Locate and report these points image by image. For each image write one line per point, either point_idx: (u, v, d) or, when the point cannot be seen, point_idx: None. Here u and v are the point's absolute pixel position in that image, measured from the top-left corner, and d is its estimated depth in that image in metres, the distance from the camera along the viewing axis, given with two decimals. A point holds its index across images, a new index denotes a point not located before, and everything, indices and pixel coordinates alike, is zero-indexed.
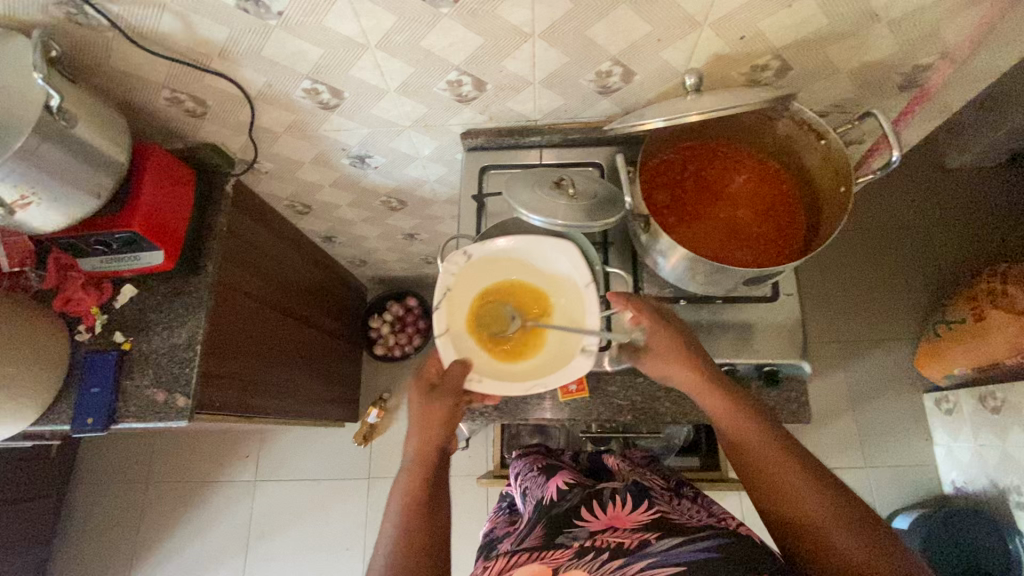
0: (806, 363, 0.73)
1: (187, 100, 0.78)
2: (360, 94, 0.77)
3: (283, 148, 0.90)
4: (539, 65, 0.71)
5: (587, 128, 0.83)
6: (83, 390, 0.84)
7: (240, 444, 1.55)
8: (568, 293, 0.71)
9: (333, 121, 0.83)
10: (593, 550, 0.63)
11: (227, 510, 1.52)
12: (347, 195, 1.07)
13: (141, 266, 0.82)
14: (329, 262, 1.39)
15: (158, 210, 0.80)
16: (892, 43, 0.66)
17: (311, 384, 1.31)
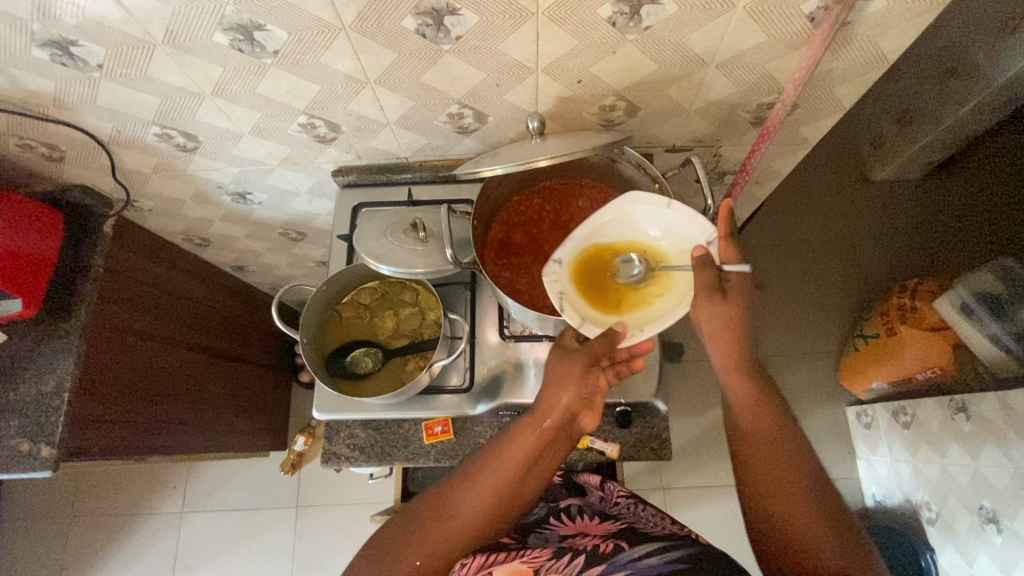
0: (660, 401, 0.72)
1: (40, 146, 0.76)
2: (216, 137, 0.76)
3: (158, 187, 0.89)
4: (387, 109, 0.71)
5: (456, 165, 0.83)
6: None
7: (167, 474, 1.53)
8: (663, 237, 0.61)
9: (199, 162, 0.82)
10: (571, 556, 0.70)
11: (150, 543, 1.48)
12: (242, 228, 1.06)
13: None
14: (246, 291, 1.38)
15: (16, 257, 0.78)
16: (727, 85, 0.66)
17: (226, 416, 1.28)
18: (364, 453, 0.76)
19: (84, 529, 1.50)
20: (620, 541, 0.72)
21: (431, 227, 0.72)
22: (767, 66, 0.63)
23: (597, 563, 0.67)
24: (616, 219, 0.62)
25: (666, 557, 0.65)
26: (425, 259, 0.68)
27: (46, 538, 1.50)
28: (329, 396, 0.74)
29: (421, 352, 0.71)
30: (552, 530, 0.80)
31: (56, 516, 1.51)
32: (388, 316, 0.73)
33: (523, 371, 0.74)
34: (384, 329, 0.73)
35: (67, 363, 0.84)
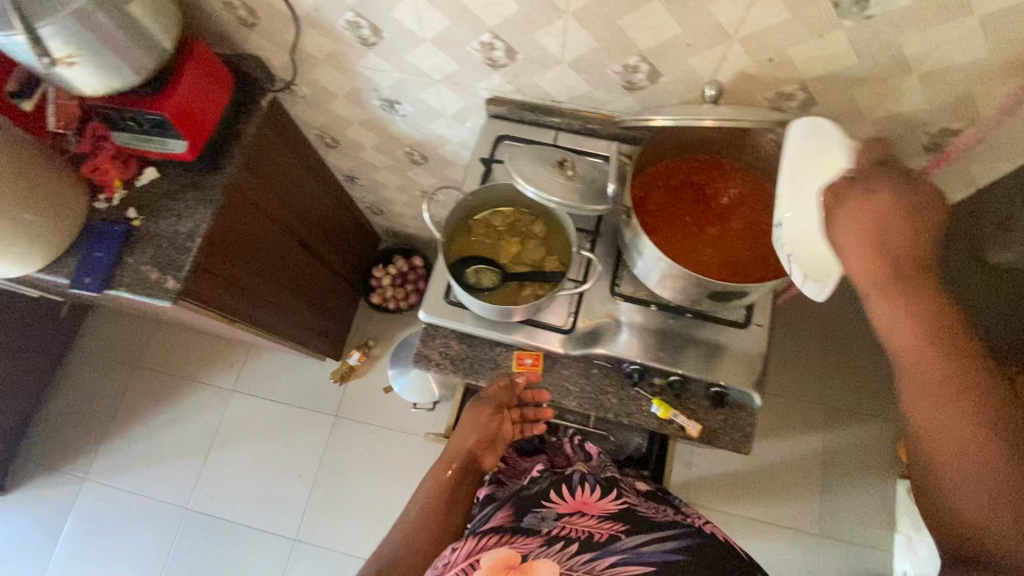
0: (756, 394, 0.72)
1: (241, 8, 0.82)
2: (398, 37, 0.80)
3: (321, 75, 0.94)
4: (569, 46, 0.73)
5: (607, 121, 0.83)
6: (89, 251, 0.89)
7: (230, 351, 1.63)
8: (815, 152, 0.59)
9: (370, 60, 0.87)
10: (565, 544, 0.69)
11: (199, 409, 1.59)
12: (374, 137, 1.11)
13: (166, 151, 0.87)
14: (348, 204, 1.44)
15: (193, 104, 0.84)
16: (919, 99, 0.65)
17: (302, 312, 1.35)
18: (453, 364, 0.79)
19: (147, 380, 1.62)
20: (614, 527, 0.73)
21: (579, 167, 0.74)
22: (970, 87, 0.61)
23: (586, 548, 0.68)
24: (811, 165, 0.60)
25: (665, 549, 0.69)
26: (566, 191, 0.70)
27: (114, 377, 1.62)
28: (440, 300, 0.78)
29: (539, 280, 0.73)
30: (550, 508, 0.77)
31: (126, 359, 1.64)
32: (513, 241, 0.75)
33: (621, 331, 0.76)
34: (507, 251, 0.75)
35: (207, 211, 0.91)
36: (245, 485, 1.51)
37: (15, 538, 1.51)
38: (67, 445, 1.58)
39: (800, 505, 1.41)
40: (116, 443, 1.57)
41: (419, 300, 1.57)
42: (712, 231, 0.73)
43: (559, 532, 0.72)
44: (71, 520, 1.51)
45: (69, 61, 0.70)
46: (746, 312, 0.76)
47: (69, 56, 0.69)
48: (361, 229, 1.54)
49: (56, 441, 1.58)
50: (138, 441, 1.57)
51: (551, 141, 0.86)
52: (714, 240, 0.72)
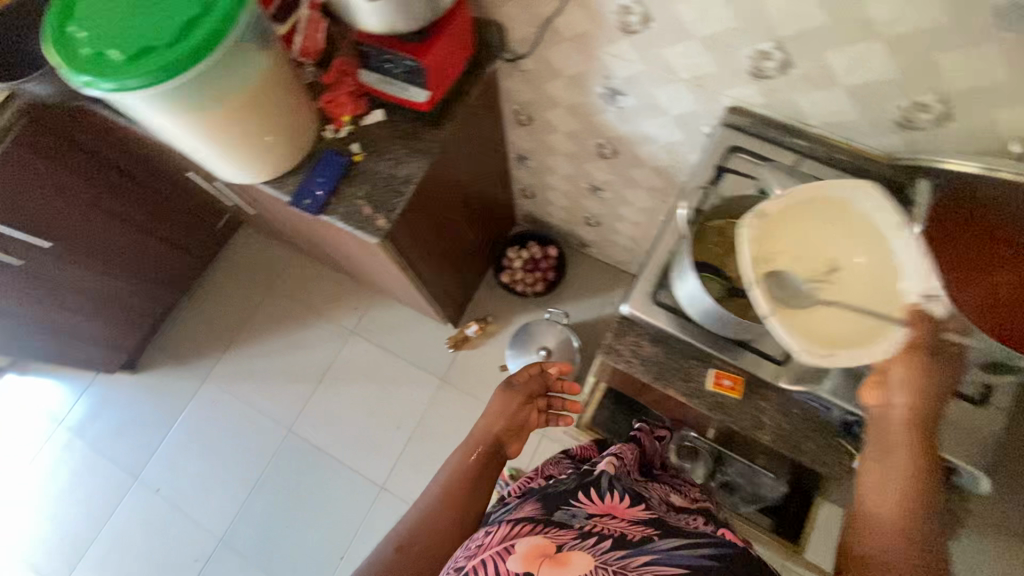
0: (985, 480, 0.69)
1: None
2: (665, 30, 0.79)
3: (556, 54, 0.95)
4: (859, 70, 0.70)
5: (859, 156, 0.79)
6: (311, 176, 0.95)
7: (355, 295, 1.70)
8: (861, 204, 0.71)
9: (620, 48, 0.87)
10: (597, 540, 0.63)
11: (316, 342, 1.67)
12: (573, 123, 1.12)
13: (405, 98, 0.90)
14: (507, 181, 1.46)
15: (444, 59, 0.86)
16: None
17: (444, 275, 1.38)
18: (644, 365, 0.78)
19: (276, 303, 1.72)
20: (648, 530, 0.65)
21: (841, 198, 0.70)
22: None
23: (622, 545, 0.62)
24: (861, 207, 0.71)
25: (701, 555, 0.60)
26: None
27: (248, 294, 1.74)
28: (645, 299, 0.79)
29: (775, 303, 0.71)
30: (578, 506, 0.71)
31: (258, 282, 1.75)
32: (741, 259, 0.77)
33: (831, 376, 0.72)
34: (736, 270, 0.78)
35: (420, 160, 0.95)
36: (345, 423, 1.58)
37: (134, 417, 1.64)
38: (192, 347, 1.69)
39: None
40: (238, 354, 1.68)
41: (546, 289, 1.58)
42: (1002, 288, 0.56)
43: (591, 529, 0.66)
44: (183, 418, 1.62)
45: None
46: (981, 391, 0.72)
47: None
48: (507, 208, 1.57)
49: (183, 342, 1.70)
50: (257, 358, 1.67)
51: (793, 164, 0.82)
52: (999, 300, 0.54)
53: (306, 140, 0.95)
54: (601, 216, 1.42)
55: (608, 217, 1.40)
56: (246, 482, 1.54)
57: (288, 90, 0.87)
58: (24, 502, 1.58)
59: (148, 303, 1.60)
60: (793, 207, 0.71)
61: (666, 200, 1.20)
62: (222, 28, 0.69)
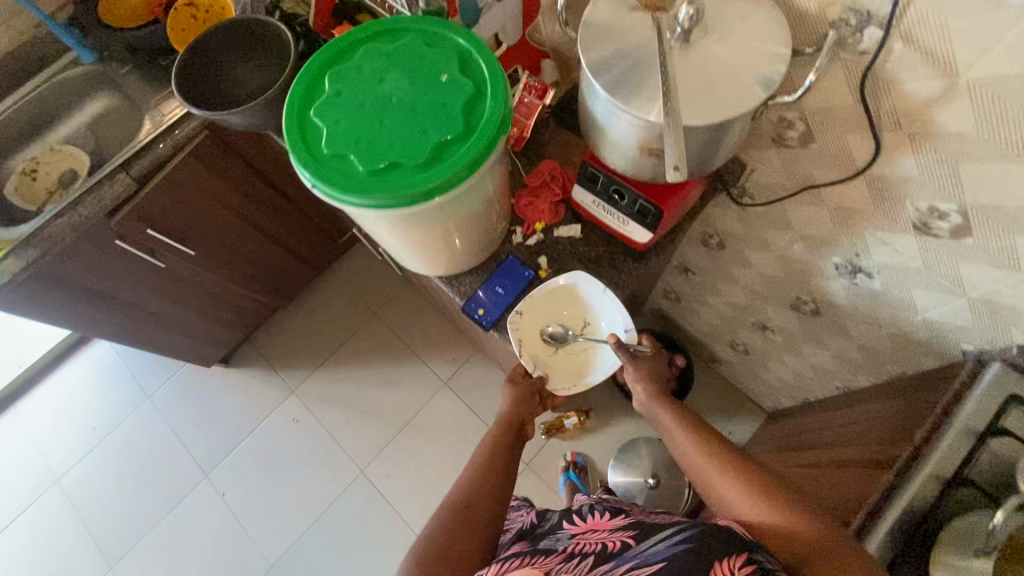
0: None
1: (794, 132, 0.70)
2: (982, 249, 0.64)
3: (801, 212, 0.81)
4: None
5: None
6: (489, 283, 0.86)
7: (457, 345, 1.62)
8: (568, 297, 0.85)
9: (897, 239, 0.72)
10: (579, 558, 0.67)
11: (406, 384, 1.60)
12: (775, 269, 0.98)
13: (621, 232, 0.79)
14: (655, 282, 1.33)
15: (681, 205, 0.75)
16: None
17: None
18: None
19: (376, 331, 1.66)
20: (626, 535, 0.67)
21: None
22: None
23: (604, 558, 0.65)
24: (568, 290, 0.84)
25: (673, 540, 0.60)
26: None
27: (350, 315, 1.69)
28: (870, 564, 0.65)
29: None
30: (563, 533, 0.77)
31: (361, 306, 1.69)
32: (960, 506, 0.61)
33: None
34: None
35: (615, 294, 0.85)
36: (419, 481, 1.50)
37: (217, 412, 1.62)
38: (284, 356, 1.67)
39: None
40: (327, 375, 1.63)
41: None
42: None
43: (573, 549, 0.70)
44: (261, 428, 1.59)
45: (651, 153, 0.62)
46: None
47: (661, 151, 0.61)
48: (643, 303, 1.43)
49: (276, 348, 1.67)
50: (346, 384, 1.62)
51: None
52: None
53: (492, 244, 0.86)
54: (753, 349, 1.27)
55: (762, 351, 1.25)
56: (309, 513, 1.49)
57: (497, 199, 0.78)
58: (98, 468, 1.60)
59: (257, 306, 1.57)
60: (567, 299, 0.85)
61: (853, 370, 1.04)
62: (474, 162, 0.60)
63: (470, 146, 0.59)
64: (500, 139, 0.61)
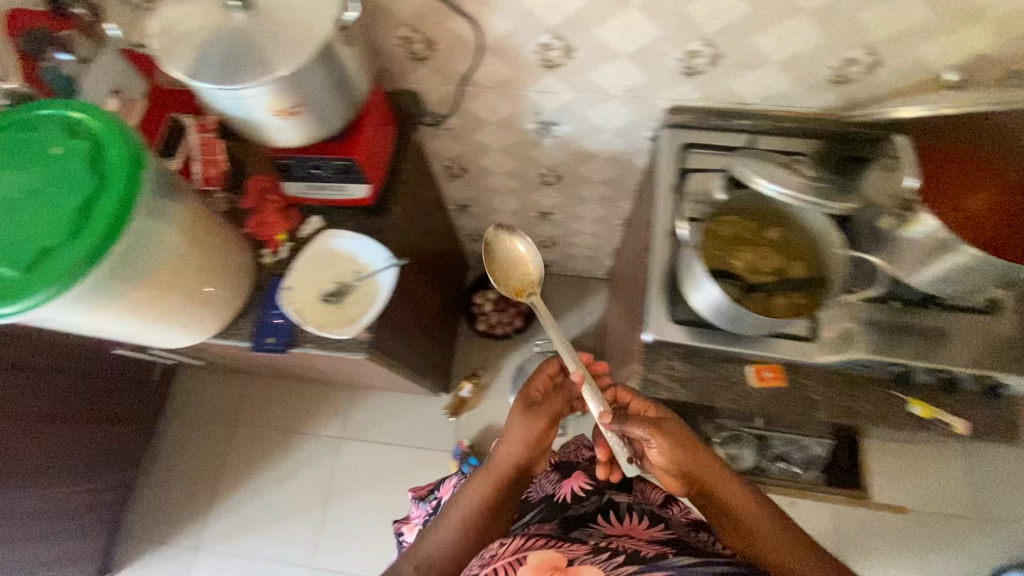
0: None
1: (556, 48, 0.77)
2: (738, 63, 0.75)
3: (597, 111, 0.90)
4: (954, 52, 0.68)
5: (807, 117, 0.81)
6: (345, 311, 0.82)
7: (371, 400, 1.57)
8: (370, 277, 0.83)
9: (680, 89, 0.81)
10: (609, 555, 0.66)
11: (341, 467, 1.53)
12: (608, 170, 1.07)
13: (344, 197, 0.83)
14: (453, 235, 1.42)
15: (372, 144, 0.80)
16: None
17: (425, 350, 1.32)
18: (824, 400, 0.74)
19: (294, 441, 1.56)
20: (666, 549, 0.67)
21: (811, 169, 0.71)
22: None
23: (634, 560, 0.65)
24: (363, 267, 0.84)
25: None
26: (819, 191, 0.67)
27: (256, 442, 1.57)
28: (806, 345, 0.73)
29: (800, 288, 0.69)
30: (597, 529, 0.76)
31: (290, 427, 1.57)
32: (750, 250, 0.72)
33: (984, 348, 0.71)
34: (766, 265, 0.71)
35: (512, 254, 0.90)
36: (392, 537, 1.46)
37: None
38: (196, 517, 1.52)
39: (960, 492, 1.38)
40: (256, 505, 1.52)
41: (524, 324, 1.53)
42: (959, 217, 0.64)
43: (605, 546, 0.69)
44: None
45: (293, 112, 0.67)
46: (988, 299, 0.73)
47: (292, 105, 0.65)
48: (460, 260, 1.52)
49: (195, 518, 1.52)
50: (254, 501, 1.52)
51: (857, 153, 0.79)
52: (966, 210, 0.64)
53: (241, 269, 0.84)
54: None
55: None
56: None
57: (206, 231, 0.78)
58: None
59: (101, 488, 1.40)
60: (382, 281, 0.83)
61: None
62: (122, 211, 0.61)
63: (110, 199, 0.61)
64: (143, 173, 0.64)
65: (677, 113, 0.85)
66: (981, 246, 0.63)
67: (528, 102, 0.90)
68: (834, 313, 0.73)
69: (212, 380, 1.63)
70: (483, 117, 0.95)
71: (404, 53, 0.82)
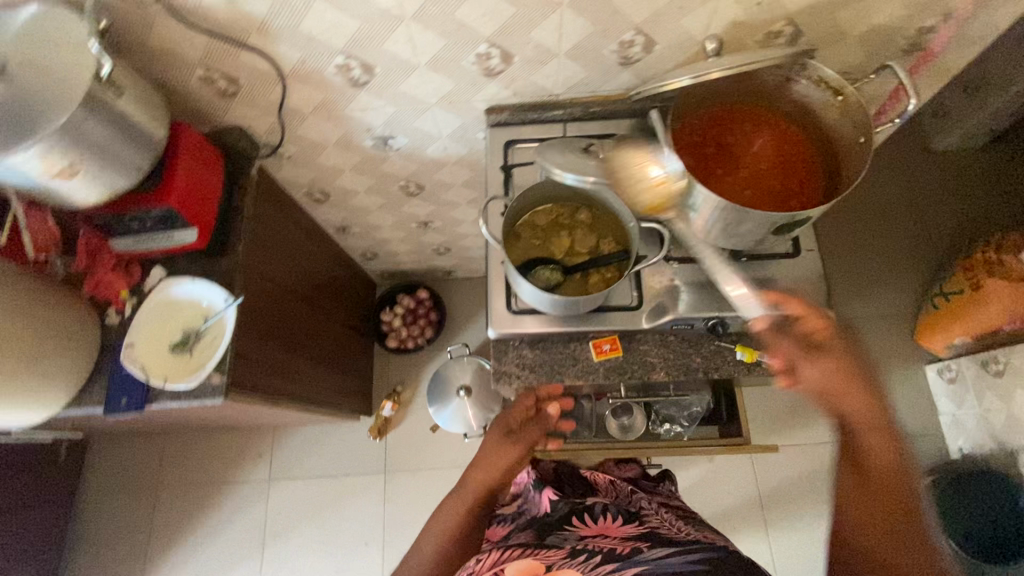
0: (832, 313, 0.75)
1: (356, 68, 0.78)
2: (530, 58, 0.78)
3: (424, 122, 0.91)
4: (714, 24, 0.73)
5: (609, 101, 0.86)
6: (195, 359, 0.83)
7: (293, 437, 1.55)
8: (203, 315, 0.84)
9: (488, 89, 0.84)
10: (587, 554, 0.73)
11: (269, 509, 1.50)
12: (463, 173, 1.09)
13: (173, 244, 0.82)
14: (344, 257, 1.41)
15: (192, 188, 0.80)
16: (1017, 9, 0.72)
17: (330, 377, 1.31)
18: (663, 360, 0.78)
19: (217, 494, 1.52)
20: (636, 543, 0.75)
21: (605, 149, 0.75)
22: None
23: (611, 558, 0.71)
24: (195, 308, 0.85)
25: (686, 560, 0.67)
26: (606, 170, 0.71)
27: (177, 501, 1.52)
28: (630, 313, 0.77)
29: (607, 263, 0.73)
30: (571, 531, 0.84)
31: (215, 477, 1.53)
32: (563, 233, 0.76)
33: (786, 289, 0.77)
34: (582, 245, 0.75)
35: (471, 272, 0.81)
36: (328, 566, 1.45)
37: None
38: None
39: None
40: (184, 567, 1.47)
41: (436, 332, 1.54)
42: (748, 192, 0.73)
43: (583, 547, 0.76)
44: None
45: (70, 172, 0.66)
46: (794, 241, 0.79)
47: (67, 167, 0.65)
48: (360, 279, 1.52)
49: None
50: (183, 563, 1.47)
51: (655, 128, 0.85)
52: (748, 178, 0.73)
53: (85, 336, 0.83)
54: None
55: None
56: None
57: (32, 305, 0.77)
58: None
59: None
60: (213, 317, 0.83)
61: None
62: None
63: None
64: None
65: (498, 111, 0.88)
66: (760, 198, 0.71)
67: (355, 121, 0.90)
68: (650, 278, 0.79)
69: (126, 445, 1.56)
70: (319, 142, 0.95)
71: (212, 93, 0.82)
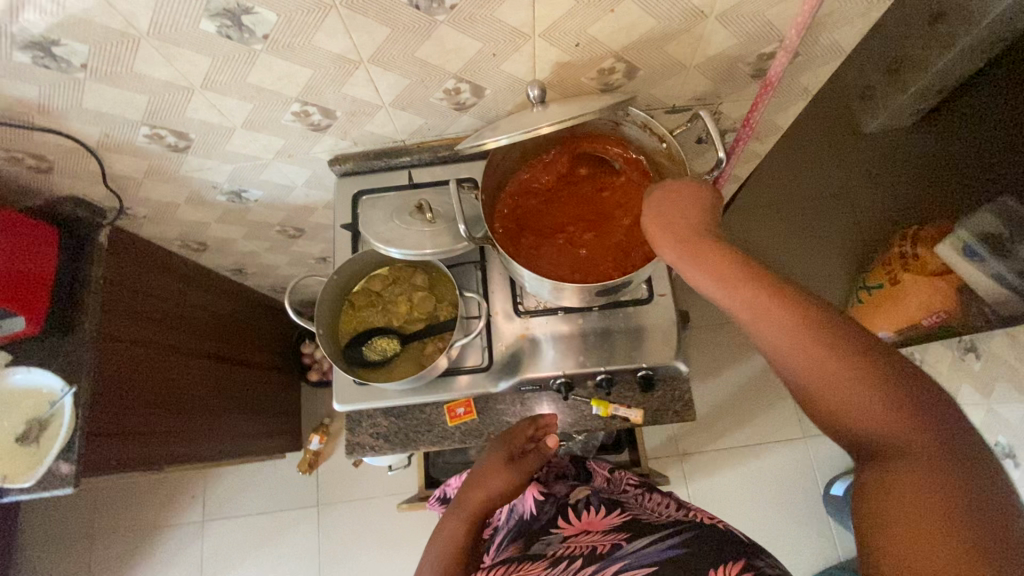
0: (681, 363, 0.73)
1: (168, 135, 0.73)
2: (355, 111, 0.73)
3: (271, 175, 0.86)
4: (539, 66, 0.68)
5: (455, 145, 0.81)
6: (35, 452, 0.80)
7: (222, 477, 1.53)
8: (43, 400, 0.81)
9: (324, 142, 0.79)
10: (569, 564, 0.63)
11: (201, 552, 1.48)
12: None
13: (4, 333, 0.79)
14: (249, 294, 1.36)
15: (14, 275, 0.76)
16: (856, 29, 0.67)
17: (244, 421, 1.28)
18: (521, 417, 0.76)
19: (146, 540, 1.49)
20: (618, 537, 0.65)
21: (438, 206, 0.71)
22: None
23: (592, 561, 0.61)
24: (34, 392, 0.81)
25: (666, 546, 0.59)
26: (433, 239, 0.67)
27: (107, 551, 1.49)
28: (480, 375, 0.74)
29: (439, 334, 0.71)
30: (555, 534, 0.73)
31: (145, 525, 1.50)
32: (402, 298, 0.72)
33: (637, 339, 0.74)
34: (419, 311, 0.72)
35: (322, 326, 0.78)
36: None
37: None
38: None
39: (787, 416, 1.46)
40: None
41: None
42: (589, 236, 0.69)
43: (562, 554, 0.65)
44: None
45: None
46: (648, 285, 0.76)
47: None
48: (276, 313, 1.47)
49: None
50: None
51: None
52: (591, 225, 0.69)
53: None
54: None
55: None
56: None
57: None
58: None
59: None
60: (52, 403, 0.81)
61: None
62: None
63: None
64: None
65: (342, 161, 0.83)
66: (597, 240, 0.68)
67: (195, 181, 0.85)
68: (502, 337, 0.75)
69: (50, 501, 1.52)
70: (167, 202, 0.90)
71: (23, 169, 0.76)
